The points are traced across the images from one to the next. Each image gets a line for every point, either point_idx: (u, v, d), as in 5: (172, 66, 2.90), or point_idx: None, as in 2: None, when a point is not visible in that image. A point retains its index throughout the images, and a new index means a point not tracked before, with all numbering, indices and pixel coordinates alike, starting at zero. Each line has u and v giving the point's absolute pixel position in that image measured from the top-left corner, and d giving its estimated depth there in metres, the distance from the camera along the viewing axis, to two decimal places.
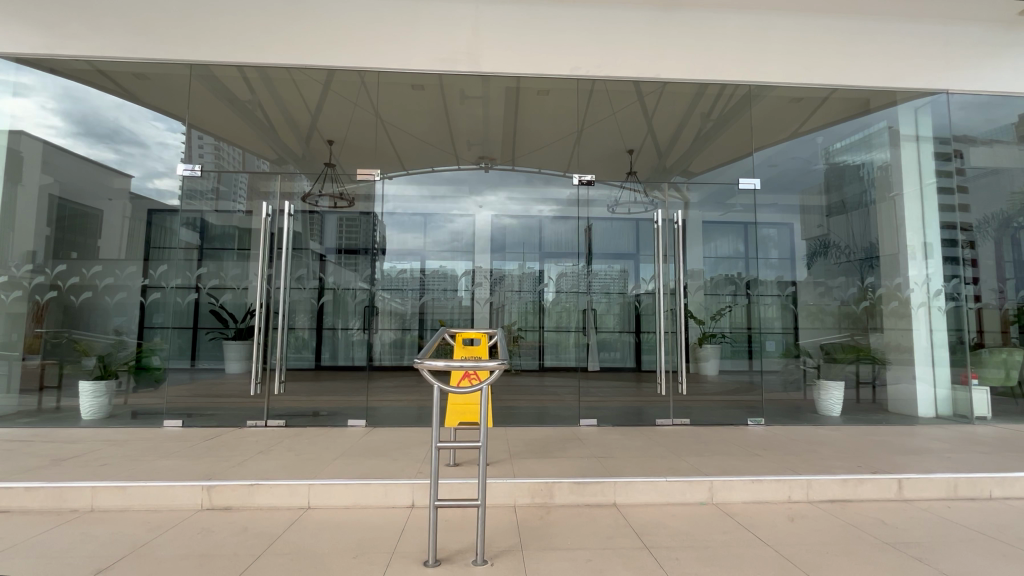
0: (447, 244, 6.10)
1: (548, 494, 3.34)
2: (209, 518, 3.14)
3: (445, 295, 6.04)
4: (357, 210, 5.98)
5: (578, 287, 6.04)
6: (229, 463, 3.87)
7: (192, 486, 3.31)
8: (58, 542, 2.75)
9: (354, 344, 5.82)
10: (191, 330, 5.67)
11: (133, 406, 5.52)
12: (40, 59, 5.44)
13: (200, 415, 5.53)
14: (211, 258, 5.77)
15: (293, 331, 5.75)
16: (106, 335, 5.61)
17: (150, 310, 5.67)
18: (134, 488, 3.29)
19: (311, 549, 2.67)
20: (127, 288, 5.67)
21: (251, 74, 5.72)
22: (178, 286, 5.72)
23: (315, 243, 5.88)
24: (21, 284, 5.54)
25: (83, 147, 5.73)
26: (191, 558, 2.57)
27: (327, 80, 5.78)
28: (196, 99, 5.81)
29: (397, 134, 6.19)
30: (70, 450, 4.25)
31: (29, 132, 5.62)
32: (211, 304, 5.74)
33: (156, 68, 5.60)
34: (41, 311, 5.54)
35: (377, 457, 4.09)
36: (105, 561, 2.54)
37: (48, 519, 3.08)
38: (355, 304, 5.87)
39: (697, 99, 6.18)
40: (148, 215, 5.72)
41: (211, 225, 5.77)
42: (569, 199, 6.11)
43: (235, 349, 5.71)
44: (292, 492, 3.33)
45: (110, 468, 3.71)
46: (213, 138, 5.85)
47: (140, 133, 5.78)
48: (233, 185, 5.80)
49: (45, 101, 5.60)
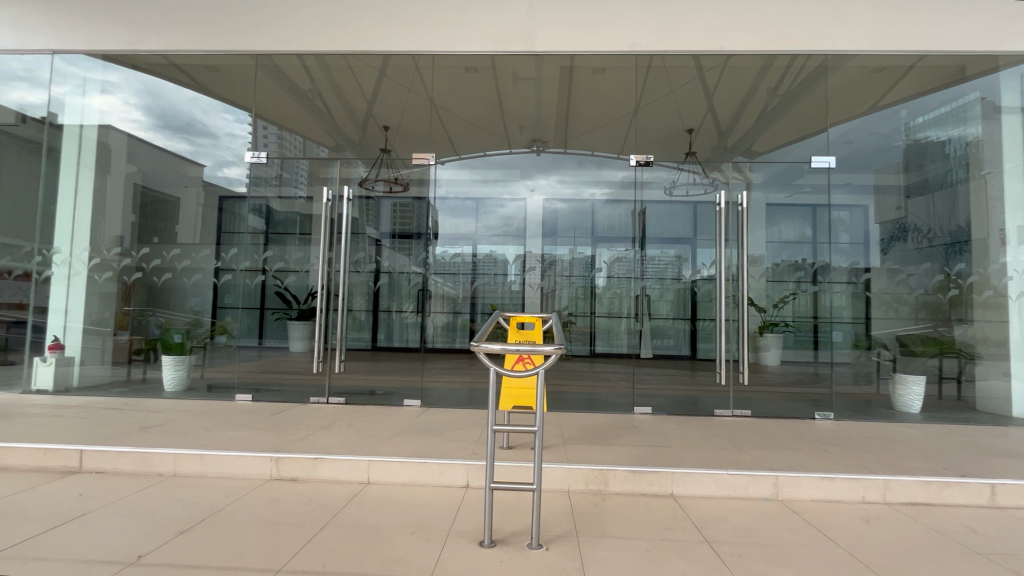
0: (498, 229, 6.08)
1: (604, 482, 3.30)
2: (279, 488, 3.32)
3: (496, 280, 6.04)
4: (411, 195, 6.08)
5: (631, 272, 5.91)
6: (295, 437, 4.07)
7: (263, 457, 3.51)
8: (146, 503, 3.00)
9: (408, 327, 5.97)
10: (259, 311, 6.00)
11: (208, 379, 5.90)
12: (123, 56, 5.79)
13: (268, 390, 5.86)
14: (276, 242, 6.03)
15: (352, 312, 5.96)
16: (184, 314, 6.01)
17: (222, 291, 6.01)
18: (211, 457, 3.53)
19: (371, 524, 2.76)
20: (203, 270, 6.04)
21: (311, 62, 5.81)
22: (247, 268, 6.03)
23: (372, 228, 6.02)
24: (111, 265, 6.01)
25: (161, 138, 6.08)
26: (263, 524, 2.73)
27: (382, 66, 5.83)
28: (263, 89, 5.98)
29: (451, 118, 6.14)
30: (155, 419, 4.61)
31: (115, 126, 6.04)
32: (277, 286, 6.03)
33: (224, 60, 5.79)
34: (128, 291, 6.01)
35: (432, 436, 4.19)
36: (187, 522, 2.74)
37: (138, 482, 3.36)
38: (409, 287, 6.02)
39: (760, 78, 5.72)
40: (220, 202, 6.05)
41: (276, 211, 6.03)
42: (624, 181, 5.95)
43: (298, 329, 5.99)
44: (352, 467, 3.47)
45: (189, 437, 3.99)
46: (276, 128, 6.03)
47: (210, 125, 6.05)
48: (295, 172, 6.03)
49: (130, 97, 6.01)
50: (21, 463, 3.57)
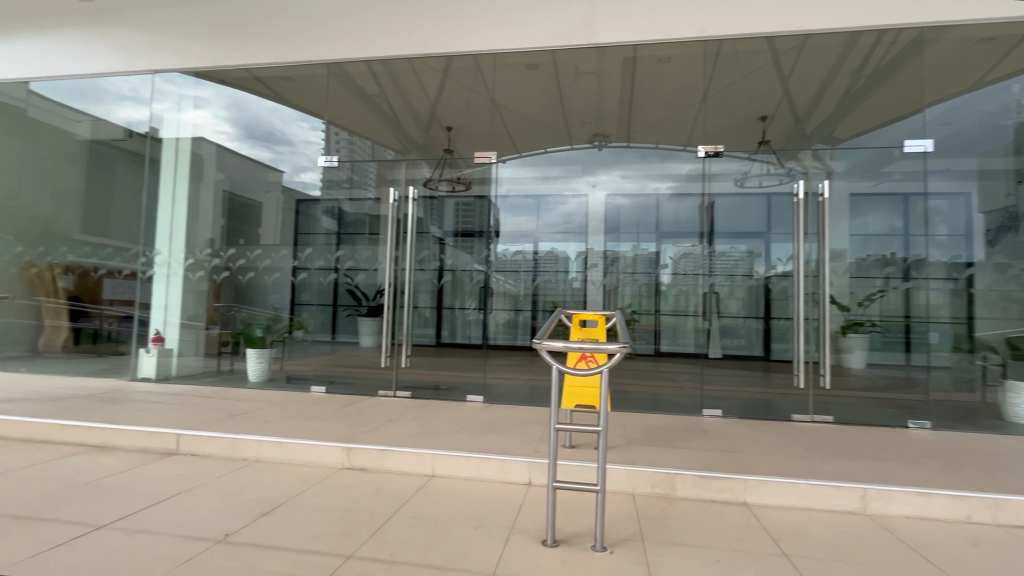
0: (560, 226, 6.18)
1: (670, 486, 3.18)
2: (350, 476, 3.48)
3: (557, 278, 6.14)
4: (474, 193, 6.19)
5: (699, 268, 5.80)
6: (365, 428, 4.25)
7: (336, 447, 3.69)
8: (233, 485, 3.23)
9: (471, 324, 6.18)
10: (331, 308, 6.35)
11: (287, 371, 6.28)
12: (213, 72, 6.05)
13: (340, 383, 6.05)
14: (347, 242, 6.37)
15: (417, 309, 6.11)
16: (266, 310, 6.46)
17: (299, 288, 6.42)
18: (289, 445, 3.75)
19: (436, 516, 2.82)
20: (282, 269, 6.47)
21: (378, 68, 5.83)
22: (320, 267, 6.41)
23: (436, 227, 6.13)
24: (203, 265, 6.53)
25: (246, 147, 6.60)
26: (336, 511, 2.86)
27: (445, 67, 5.72)
28: (334, 97, 6.30)
29: (511, 116, 6.66)
30: (241, 408, 4.97)
31: (207, 138, 6.52)
32: (347, 283, 6.33)
33: (296, 70, 5.88)
34: (218, 289, 6.51)
35: (494, 433, 4.23)
36: (268, 505, 2.93)
37: (226, 465, 3.63)
38: (472, 285, 6.20)
39: (843, 56, 5.25)
40: (297, 205, 6.44)
41: (348, 212, 6.35)
42: (689, 174, 5.88)
43: (368, 324, 6.24)
44: (418, 460, 3.56)
45: (270, 425, 4.27)
46: (347, 134, 6.31)
47: (289, 133, 6.47)
48: (364, 174, 6.22)
49: (219, 110, 6.45)
50: (129, 444, 3.96)
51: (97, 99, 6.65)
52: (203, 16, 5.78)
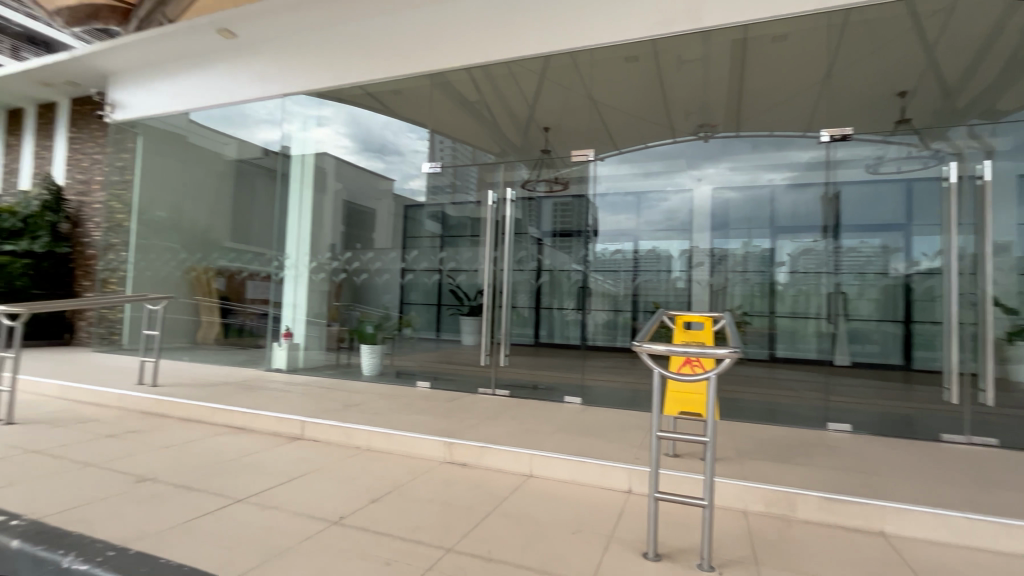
0: (661, 225, 6.46)
1: (789, 506, 2.89)
2: (451, 470, 3.60)
3: (660, 277, 6.29)
4: (572, 193, 6.12)
5: (820, 265, 5.37)
6: (465, 424, 4.39)
7: (438, 441, 3.84)
8: (348, 471, 3.50)
9: (569, 323, 6.26)
10: (436, 307, 6.74)
11: (397, 366, 6.69)
12: (330, 92, 6.77)
13: (444, 378, 6.26)
14: (451, 244, 6.71)
15: (516, 309, 6.20)
16: (378, 309, 6.93)
17: (407, 289, 6.90)
18: (396, 436, 3.98)
19: (533, 517, 2.82)
20: (391, 270, 6.96)
21: (477, 74, 6.01)
22: (425, 268, 6.84)
23: (534, 228, 6.12)
24: (325, 267, 7.13)
25: (362, 160, 7.14)
26: (438, 504, 2.97)
27: (542, 68, 5.72)
28: (439, 106, 6.55)
29: (611, 112, 6.56)
30: (355, 399, 5.39)
31: (330, 154, 7.16)
32: (451, 284, 6.69)
33: (405, 82, 6.34)
34: (338, 289, 7.10)
35: (593, 436, 4.15)
36: (378, 492, 3.12)
37: (342, 452, 3.95)
38: (570, 285, 6.21)
39: (1011, 10, 4.36)
40: (404, 210, 6.85)
41: (451, 216, 6.69)
42: (807, 163, 5.71)
43: (469, 323, 6.47)
44: (516, 459, 3.59)
45: (380, 417, 4.56)
46: (450, 141, 6.60)
47: (399, 144, 6.86)
48: (466, 178, 6.45)
49: (339, 127, 7.03)
50: (263, 427, 4.46)
51: (242, 123, 7.75)
52: (332, 44, 6.56)
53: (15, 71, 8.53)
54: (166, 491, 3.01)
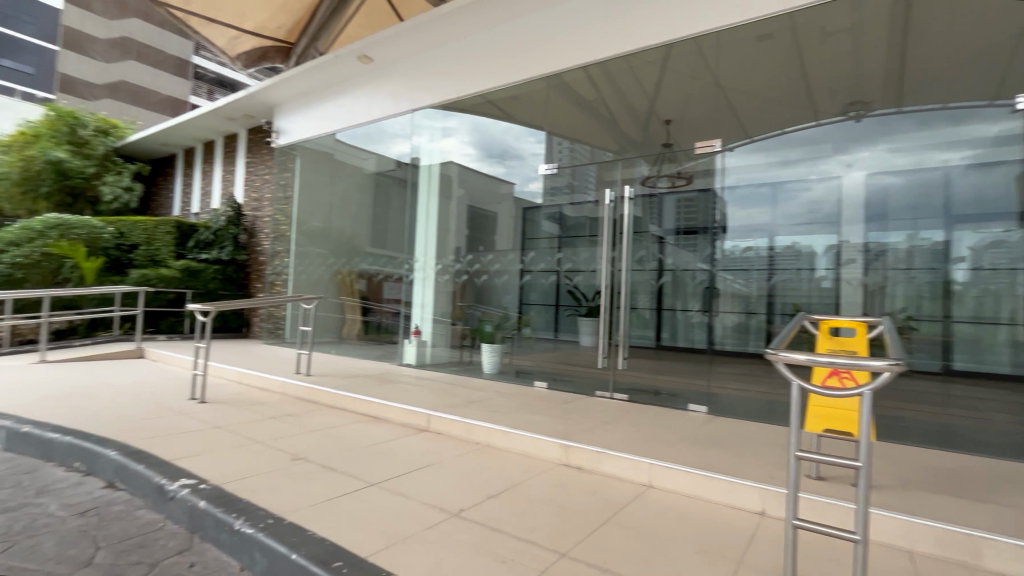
0: (803, 216, 5.50)
1: (971, 552, 2.41)
2: (567, 473, 3.59)
3: (801, 276, 5.39)
4: (696, 188, 5.79)
5: (1015, 259, 4.43)
6: (583, 427, 4.34)
7: (554, 443, 3.85)
8: (468, 466, 3.65)
9: (694, 327, 5.84)
10: (553, 308, 6.66)
11: (516, 365, 6.87)
12: (456, 103, 7.31)
13: (562, 379, 6.33)
14: (568, 245, 6.53)
15: (635, 311, 5.88)
16: (498, 308, 7.14)
17: (526, 289, 6.94)
18: (514, 435, 4.07)
19: (652, 531, 2.69)
20: (511, 271, 7.10)
21: (595, 71, 6.08)
22: (543, 269, 6.80)
23: (654, 226, 5.92)
24: (449, 270, 7.61)
25: (484, 166, 7.37)
26: (554, 506, 2.97)
27: (663, 58, 5.59)
28: (555, 107, 6.58)
29: (739, 97, 5.65)
30: (476, 396, 5.62)
31: (455, 162, 7.60)
32: (568, 284, 6.53)
33: (525, 87, 6.64)
34: (461, 290, 7.48)
35: (720, 448, 3.85)
36: (495, 489, 3.22)
37: (464, 446, 4.14)
38: (694, 285, 5.83)
39: None
40: (523, 213, 6.99)
41: (568, 216, 6.53)
42: (998, 137, 4.57)
43: (587, 324, 6.28)
44: (634, 466, 3.47)
45: (500, 415, 4.70)
46: (569, 141, 6.53)
47: (519, 149, 6.98)
48: (584, 178, 6.34)
49: (463, 137, 7.43)
50: (395, 418, 4.85)
51: (378, 139, 8.50)
52: (459, 61, 7.15)
53: (209, 111, 10.32)
54: (315, 470, 3.41)
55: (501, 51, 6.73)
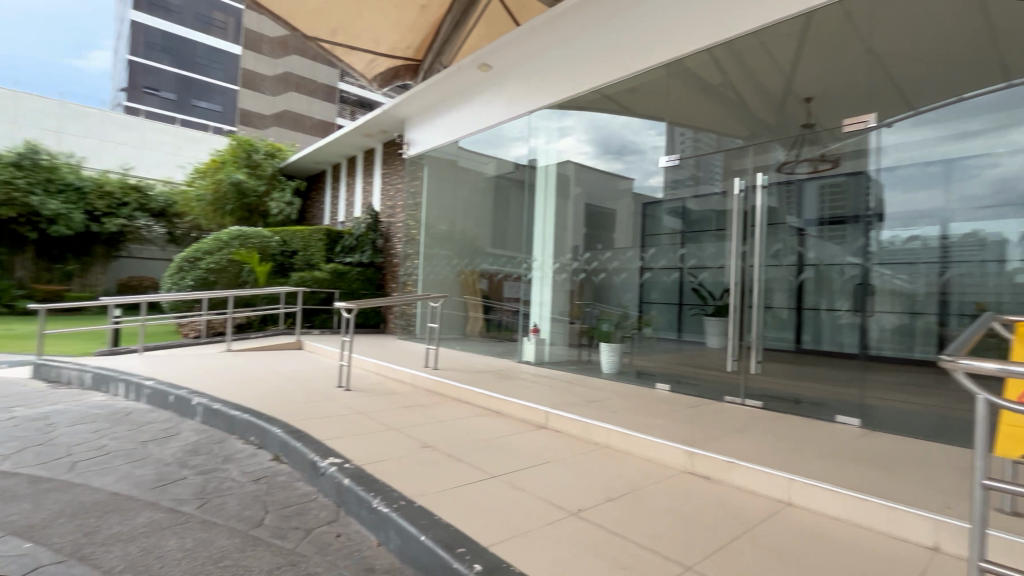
0: (989, 197, 4.35)
1: None
2: (692, 482, 3.39)
3: (984, 270, 4.31)
4: (844, 171, 5.03)
5: None
6: (710, 434, 4.07)
7: (678, 448, 3.67)
8: (587, 466, 3.63)
9: (843, 329, 5.02)
10: (677, 306, 6.32)
11: (636, 366, 6.66)
12: (572, 101, 7.34)
13: (686, 383, 6.06)
14: (692, 240, 6.18)
15: (771, 310, 5.46)
16: (618, 307, 6.95)
17: (647, 288, 6.64)
18: (635, 437, 3.95)
19: (792, 554, 2.44)
20: (630, 269, 6.83)
21: (720, 52, 5.67)
22: (665, 266, 6.46)
23: (793, 217, 5.33)
24: (567, 268, 7.63)
25: (602, 163, 7.21)
26: (678, 516, 2.82)
27: (801, 28, 5.07)
28: (676, 95, 6.24)
29: (900, 64, 4.74)
30: (595, 396, 5.56)
31: (572, 160, 7.58)
32: (693, 282, 6.16)
33: (644, 77, 6.44)
34: (579, 289, 7.43)
35: (877, 468, 3.36)
36: (615, 492, 3.15)
37: (583, 446, 4.12)
38: (843, 282, 5.03)
39: None
40: (643, 208, 6.70)
41: (692, 210, 6.18)
42: None
43: (714, 324, 5.88)
44: (771, 481, 3.17)
45: (619, 416, 4.60)
46: (692, 130, 6.16)
47: (639, 142, 6.71)
48: (710, 168, 5.97)
49: (580, 135, 7.38)
50: (515, 413, 4.98)
51: (498, 143, 8.79)
52: (573, 59, 7.15)
53: (351, 129, 11.51)
54: (441, 459, 3.64)
55: (618, 44, 6.59)
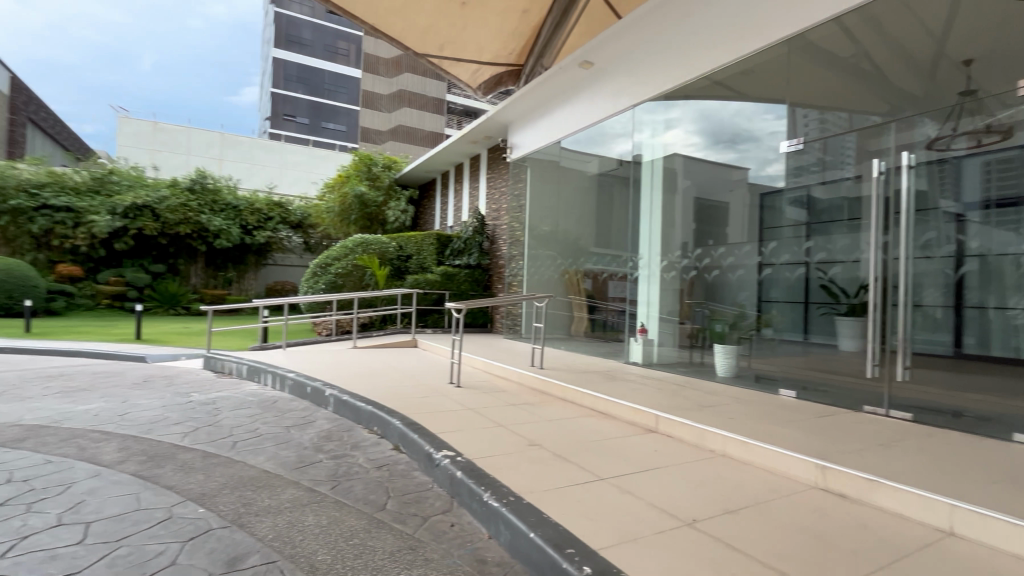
0: None
1: None
2: (826, 499, 3.08)
3: None
4: (1017, 143, 4.18)
5: None
6: (845, 447, 3.66)
7: (807, 461, 3.34)
8: (702, 474, 3.45)
9: (1019, 331, 4.20)
10: (803, 305, 5.73)
11: (755, 369, 6.14)
12: (679, 91, 7.03)
13: (814, 390, 5.49)
14: (819, 232, 5.57)
15: (921, 309, 4.72)
16: (733, 306, 6.48)
17: (766, 285, 6.09)
18: (756, 447, 3.67)
19: None
20: (746, 265, 6.33)
21: (851, 20, 5.07)
22: (788, 261, 5.89)
23: (948, 201, 4.58)
24: (675, 266, 7.29)
25: (712, 154, 6.80)
26: (808, 535, 2.57)
27: None
28: (797, 73, 5.66)
29: None
30: (708, 400, 5.25)
31: (679, 153, 7.25)
32: (821, 278, 5.55)
33: (760, 57, 5.96)
34: (690, 287, 7.06)
35: None
36: (734, 503, 2.96)
37: (697, 453, 3.92)
38: (1019, 276, 4.19)
39: None
40: (761, 199, 6.18)
41: (819, 199, 5.59)
42: None
43: (848, 325, 5.27)
44: (926, 506, 2.77)
45: (737, 423, 4.30)
46: (817, 110, 5.56)
47: (754, 129, 6.22)
48: (840, 151, 5.36)
49: (687, 125, 7.02)
50: (623, 415, 4.88)
51: (601, 141, 8.67)
52: (680, 46, 6.85)
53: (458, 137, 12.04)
54: (549, 457, 3.68)
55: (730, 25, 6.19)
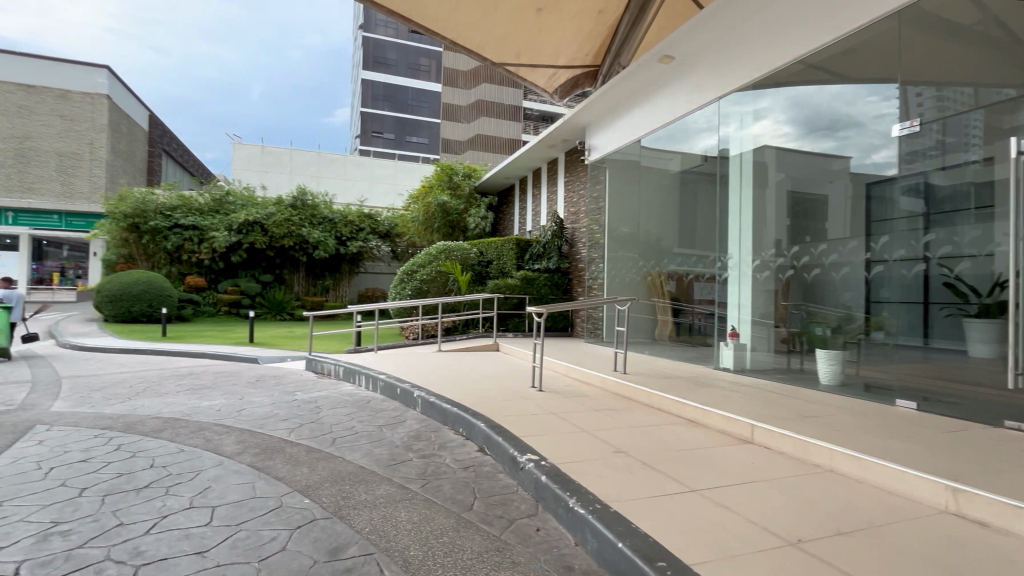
0: None
1: None
2: (960, 526, 2.72)
3: None
4: None
5: None
6: (982, 468, 3.21)
7: (935, 482, 2.98)
8: (806, 490, 3.19)
9: None
10: (922, 306, 5.10)
11: (866, 377, 5.60)
12: (769, 78, 6.59)
13: (939, 401, 4.87)
14: (941, 223, 4.94)
15: None
16: (836, 308, 5.93)
17: (876, 284, 5.51)
18: (870, 464, 3.33)
19: None
20: (852, 262, 5.78)
21: None
22: (903, 257, 5.26)
23: None
24: (769, 265, 6.83)
25: (809, 143, 6.32)
26: (938, 566, 2.29)
27: None
28: (908, 47, 5.07)
29: None
30: (812, 410, 4.85)
31: (771, 144, 6.80)
32: (944, 275, 4.92)
33: (862, 34, 5.41)
34: (786, 287, 6.58)
35: None
36: (846, 525, 2.70)
37: (800, 467, 3.63)
38: None
39: None
40: (867, 189, 5.61)
41: (938, 186, 4.95)
42: None
43: (981, 329, 4.62)
44: None
45: (847, 435, 3.92)
46: (935, 87, 4.94)
47: (858, 113, 5.69)
48: (963, 130, 4.74)
49: (779, 115, 6.59)
50: (715, 424, 4.63)
51: (683, 137, 8.35)
52: (768, 31, 6.43)
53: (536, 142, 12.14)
54: (635, 465, 3.58)
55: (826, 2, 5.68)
